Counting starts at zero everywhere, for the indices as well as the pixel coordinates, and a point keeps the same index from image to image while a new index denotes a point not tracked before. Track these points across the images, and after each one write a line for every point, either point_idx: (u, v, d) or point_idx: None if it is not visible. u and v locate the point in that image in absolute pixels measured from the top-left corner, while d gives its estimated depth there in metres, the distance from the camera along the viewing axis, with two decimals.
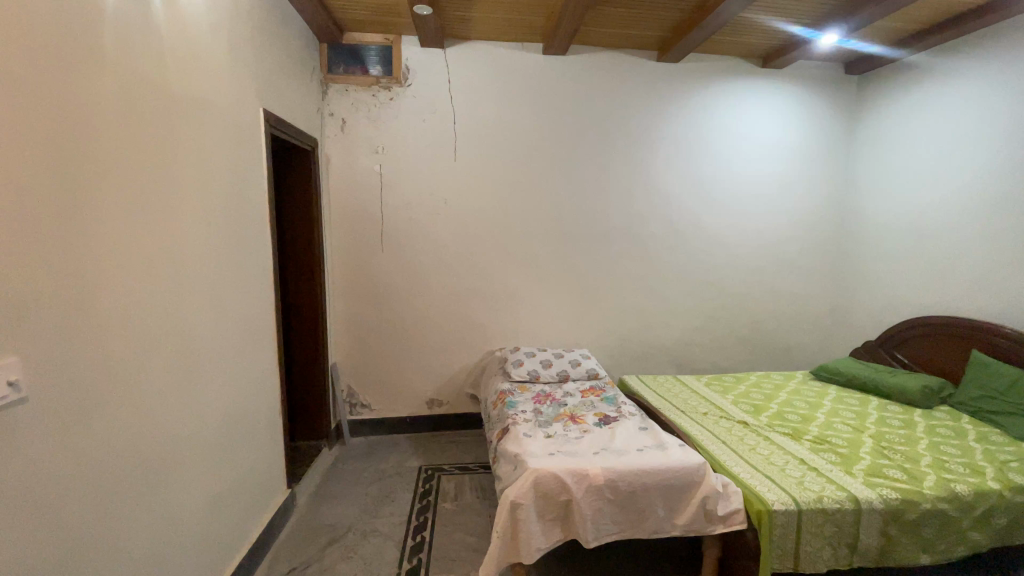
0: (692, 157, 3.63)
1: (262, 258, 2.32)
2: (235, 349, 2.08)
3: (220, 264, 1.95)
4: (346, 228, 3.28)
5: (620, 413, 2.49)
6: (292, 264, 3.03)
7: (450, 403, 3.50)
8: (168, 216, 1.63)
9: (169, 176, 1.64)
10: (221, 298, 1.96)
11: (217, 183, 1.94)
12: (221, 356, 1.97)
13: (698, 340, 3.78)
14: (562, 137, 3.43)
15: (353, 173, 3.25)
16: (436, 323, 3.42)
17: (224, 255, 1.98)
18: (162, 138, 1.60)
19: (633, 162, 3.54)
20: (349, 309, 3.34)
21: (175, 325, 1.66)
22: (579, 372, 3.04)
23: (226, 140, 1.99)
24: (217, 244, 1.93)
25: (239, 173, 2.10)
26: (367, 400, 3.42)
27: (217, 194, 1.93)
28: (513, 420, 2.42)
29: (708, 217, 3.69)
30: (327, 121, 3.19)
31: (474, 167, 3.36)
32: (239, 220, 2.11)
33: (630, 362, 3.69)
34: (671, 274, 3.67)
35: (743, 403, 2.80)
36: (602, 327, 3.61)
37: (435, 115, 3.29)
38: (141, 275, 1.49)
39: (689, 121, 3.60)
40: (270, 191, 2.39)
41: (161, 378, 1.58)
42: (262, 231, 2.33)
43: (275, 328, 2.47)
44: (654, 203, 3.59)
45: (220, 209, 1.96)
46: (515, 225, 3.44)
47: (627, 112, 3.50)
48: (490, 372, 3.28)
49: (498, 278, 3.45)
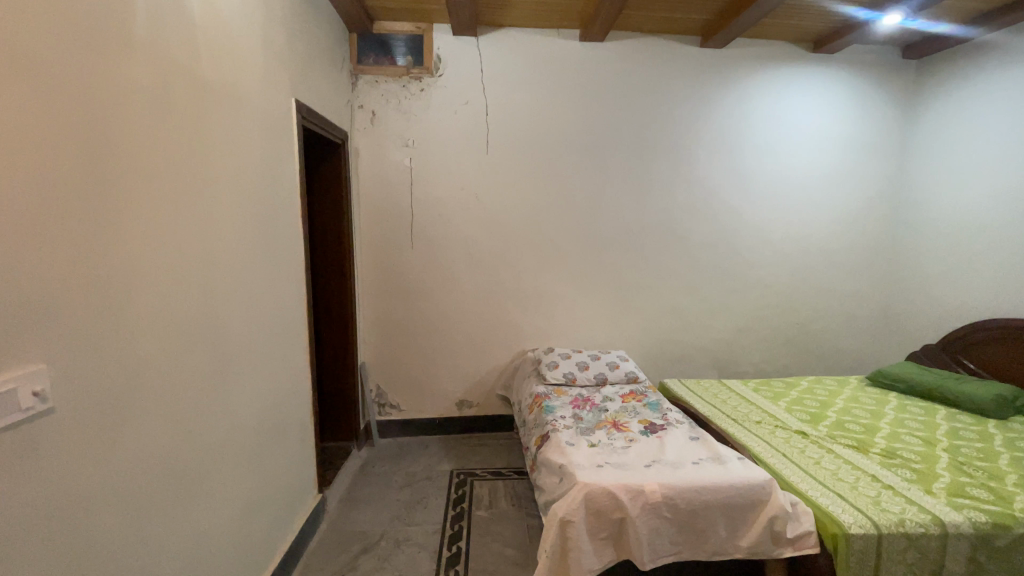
0: (737, 149, 3.43)
1: (293, 255, 2.24)
2: (266, 350, 1.99)
3: (252, 262, 1.86)
4: (376, 224, 3.18)
5: (666, 421, 2.34)
6: (321, 260, 2.94)
7: (479, 404, 3.38)
8: (200, 212, 1.54)
9: (201, 169, 1.55)
10: (252, 298, 1.87)
11: (250, 177, 1.85)
12: (253, 358, 1.88)
13: (740, 342, 3.58)
14: (599, 128, 3.27)
15: (383, 168, 3.15)
16: (467, 322, 3.30)
17: (255, 252, 1.89)
18: (194, 130, 1.51)
19: (673, 154, 3.36)
20: (378, 307, 3.25)
21: (206, 327, 1.57)
22: (618, 376, 2.89)
23: (259, 131, 1.90)
24: (248, 241, 1.84)
25: (272, 166, 2.01)
26: (396, 400, 3.33)
27: (249, 189, 1.85)
28: (553, 426, 2.29)
29: (752, 212, 3.49)
30: (357, 114, 3.09)
31: (507, 159, 3.23)
32: (272, 217, 2.02)
33: (668, 364, 3.52)
34: (713, 273, 3.48)
35: (799, 412, 2.61)
36: (639, 327, 3.45)
37: (467, 106, 3.16)
38: (171, 275, 1.40)
39: (734, 110, 3.40)
40: (301, 184, 2.30)
41: (192, 384, 1.50)
42: (294, 227, 2.24)
43: (306, 328, 2.39)
44: (694, 197, 3.40)
45: (252, 204, 1.87)
46: (549, 219, 3.29)
47: (668, 101, 3.31)
48: (522, 374, 3.14)
49: (532, 276, 3.32)
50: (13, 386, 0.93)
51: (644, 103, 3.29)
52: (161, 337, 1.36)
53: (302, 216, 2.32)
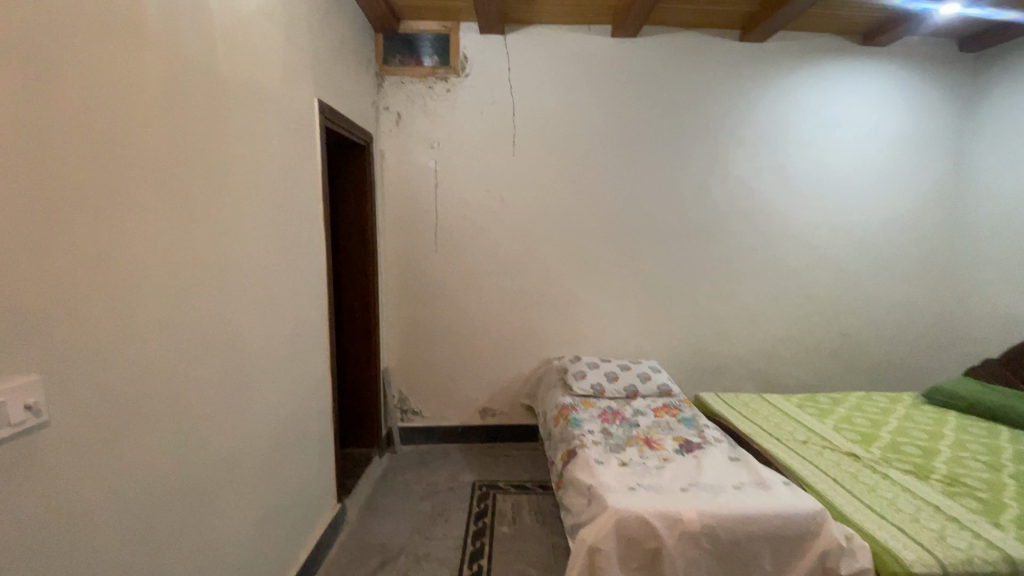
0: (778, 149, 3.24)
1: (315, 259, 2.19)
2: (284, 356, 1.94)
3: (270, 266, 1.81)
4: (400, 228, 3.13)
5: (703, 439, 2.19)
6: (345, 264, 2.89)
7: (503, 413, 3.28)
8: (215, 215, 1.49)
9: (216, 170, 1.49)
10: (270, 303, 1.82)
11: (269, 179, 1.80)
12: (269, 365, 1.83)
13: (780, 354, 3.38)
14: (630, 128, 3.14)
15: (408, 170, 3.09)
16: (491, 328, 3.21)
17: (275, 256, 1.84)
18: (210, 130, 1.46)
19: (710, 155, 3.19)
20: (402, 312, 3.19)
21: (219, 335, 1.51)
22: (649, 389, 2.74)
23: (279, 132, 1.86)
24: (266, 244, 1.78)
25: (291, 168, 1.96)
26: (419, 407, 3.26)
27: (268, 191, 1.80)
28: (580, 441, 2.17)
29: (795, 216, 3.28)
30: (382, 116, 3.05)
31: (534, 160, 3.13)
32: (292, 220, 1.97)
33: (702, 375, 3.34)
34: (751, 279, 3.29)
35: (847, 431, 2.41)
36: (671, 336, 3.29)
37: (494, 106, 3.08)
38: (184, 280, 1.35)
39: (775, 107, 3.21)
40: (324, 186, 2.25)
41: (205, 393, 1.44)
42: (316, 230, 2.19)
43: (326, 333, 2.33)
44: (732, 199, 3.23)
45: (271, 207, 1.82)
46: (577, 223, 3.17)
47: (704, 99, 3.15)
48: (547, 383, 3.02)
49: (558, 281, 3.20)
50: (4, 400, 0.86)
51: (679, 101, 3.14)
52: (172, 345, 1.30)
53: (325, 219, 2.27)
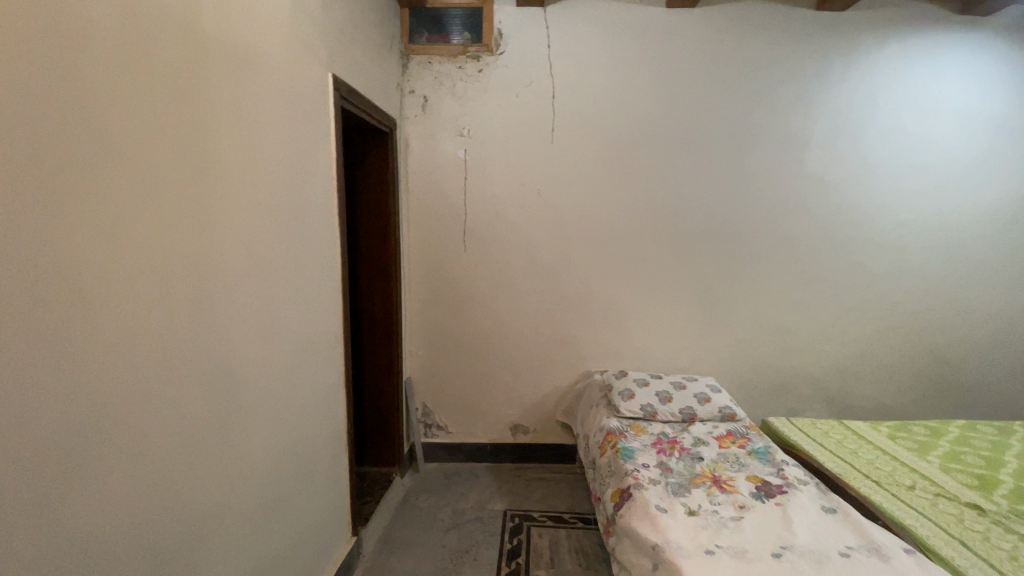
0: (860, 135, 2.79)
1: (326, 258, 1.90)
2: (288, 371, 1.65)
3: (269, 267, 1.51)
4: (425, 224, 2.83)
5: (786, 482, 1.82)
6: (364, 264, 2.60)
7: (536, 430, 2.95)
8: (201, 206, 1.18)
9: (204, 147, 1.19)
10: (269, 312, 1.52)
11: (269, 163, 1.50)
12: (268, 385, 1.53)
13: (855, 371, 2.94)
14: (686, 112, 2.75)
15: (434, 160, 2.79)
16: (524, 337, 2.89)
17: (276, 256, 1.54)
18: (194, 98, 1.15)
19: (779, 142, 2.78)
20: (426, 318, 2.89)
21: (205, 354, 1.21)
22: (709, 412, 2.37)
23: (282, 107, 1.55)
24: (265, 241, 1.48)
25: (298, 150, 1.66)
26: (444, 421, 2.96)
27: (270, 179, 1.50)
28: (635, 480, 1.83)
29: (878, 213, 2.83)
30: (407, 99, 2.75)
31: (576, 149, 2.78)
32: (297, 212, 1.67)
33: (764, 394, 2.93)
34: (823, 286, 2.87)
35: (960, 473, 1.99)
36: (727, 350, 2.90)
37: (531, 88, 2.74)
38: (157, 288, 1.04)
39: (858, 87, 2.76)
40: (340, 174, 1.96)
41: (185, 429, 1.14)
42: (328, 225, 1.90)
43: (340, 343, 2.05)
44: (804, 193, 2.81)
45: (273, 197, 1.52)
46: (623, 220, 2.81)
47: (773, 78, 2.74)
48: (588, 401, 2.67)
49: (600, 286, 2.85)
50: None
51: (745, 80, 2.74)
52: (142, 372, 1.00)
53: (340, 213, 1.98)
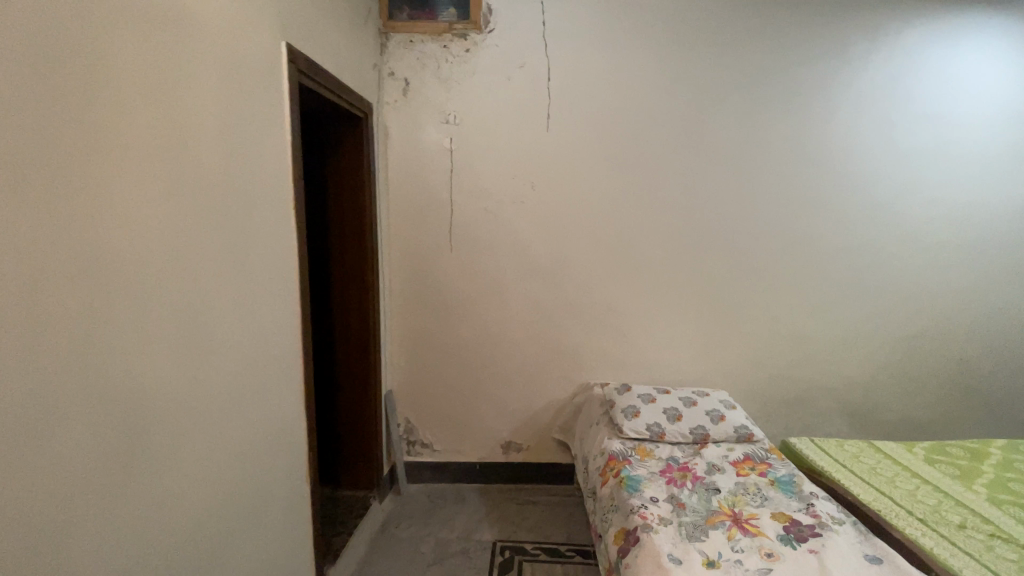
0: (888, 123, 2.51)
1: (284, 259, 1.61)
2: (233, 399, 1.36)
3: (208, 272, 1.23)
4: (408, 221, 2.56)
5: (819, 522, 1.56)
6: (337, 266, 2.33)
7: (530, 448, 2.69)
8: (98, 198, 0.90)
9: (102, 117, 0.91)
10: (207, 327, 1.23)
11: (207, 145, 1.22)
12: (208, 417, 1.25)
13: (879, 383, 2.68)
14: (696, 97, 2.48)
15: (417, 150, 2.52)
16: (517, 345, 2.62)
17: (215, 258, 1.26)
18: (88, 54, 0.88)
19: (799, 131, 2.51)
20: (409, 325, 2.62)
21: (106, 393, 0.93)
22: (723, 433, 2.11)
23: (223, 77, 1.27)
24: (202, 240, 1.20)
25: (244, 130, 1.37)
26: (429, 438, 2.69)
27: (208, 166, 1.22)
28: (643, 519, 1.57)
29: (907, 209, 2.56)
30: (386, 83, 2.48)
31: (573, 138, 2.51)
32: (244, 205, 1.38)
33: (779, 407, 2.68)
34: (846, 289, 2.61)
35: (1015, 507, 1.72)
36: (740, 359, 2.64)
37: (524, 70, 2.47)
38: (17, 305, 0.75)
39: (888, 68, 2.48)
40: (297, 163, 1.65)
41: (77, 489, 0.86)
42: (285, 221, 1.61)
43: (299, 361, 1.75)
44: (825, 188, 2.54)
45: (212, 186, 1.24)
46: (627, 217, 2.55)
47: (792, 59, 2.47)
48: (587, 417, 2.41)
49: (602, 290, 2.59)
50: None
51: (760, 60, 2.46)
52: None
53: (297, 209, 1.66)
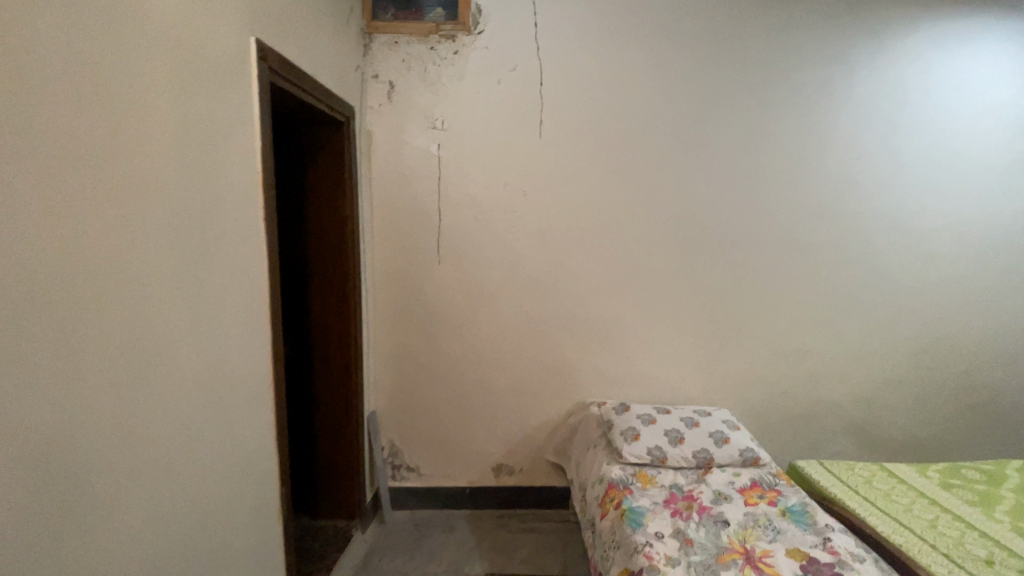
0: (891, 130, 2.43)
1: (253, 276, 1.45)
2: (192, 435, 1.20)
3: (160, 293, 1.07)
4: (393, 231, 2.42)
5: (838, 561, 1.43)
6: (316, 280, 2.18)
7: (522, 471, 2.54)
8: (12, 205, 0.75)
9: (21, 115, 0.76)
10: (158, 357, 1.08)
11: (161, 147, 1.07)
12: (162, 459, 1.09)
13: (883, 399, 2.59)
14: (694, 103, 2.38)
15: (402, 157, 2.38)
16: (509, 362, 2.49)
17: (170, 277, 1.11)
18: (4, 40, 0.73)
19: (799, 139, 2.42)
20: (394, 341, 2.47)
21: (24, 437, 0.78)
22: (728, 457, 1.98)
23: (181, 72, 1.13)
24: (153, 257, 1.05)
25: (206, 132, 1.22)
26: (415, 461, 2.54)
27: (163, 171, 1.08)
28: (648, 560, 1.44)
29: (910, 219, 2.48)
30: (369, 85, 2.34)
31: (566, 145, 2.39)
32: (206, 215, 1.23)
33: (782, 425, 2.57)
34: (849, 302, 2.52)
35: None
36: (741, 376, 2.53)
37: (515, 74, 2.36)
38: None
39: (891, 75, 2.40)
40: (266, 169, 1.48)
41: None
42: (255, 233, 1.45)
43: (269, 389, 1.57)
44: (827, 197, 2.45)
45: (167, 195, 1.09)
46: (623, 227, 2.44)
47: (793, 65, 2.38)
48: (583, 440, 2.27)
49: (597, 303, 2.47)
50: None
51: (760, 65, 2.37)
52: None
53: (267, 220, 1.50)
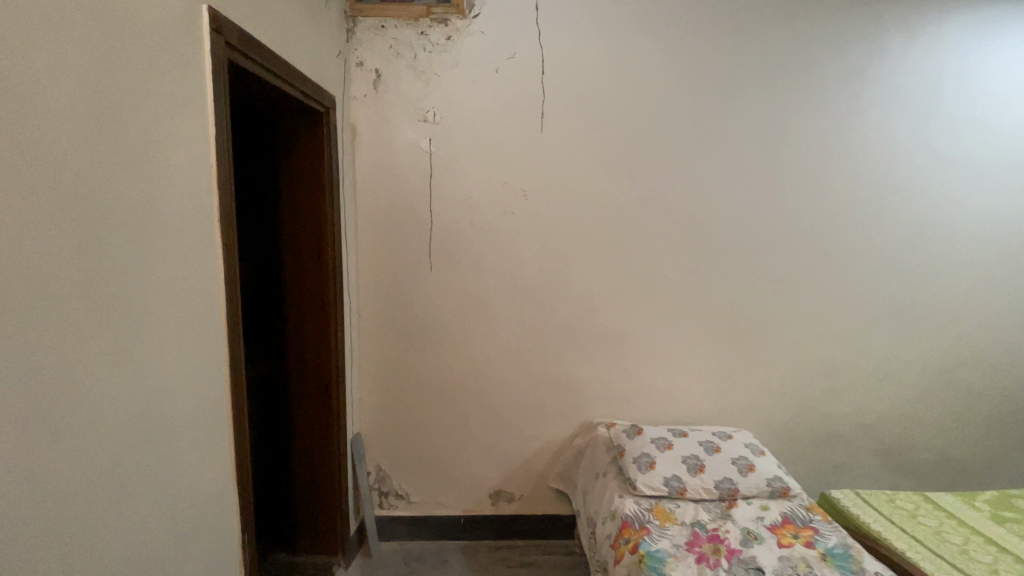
0: (921, 125, 2.24)
1: (208, 288, 1.20)
2: (136, 488, 0.97)
3: (86, 317, 0.85)
4: (381, 235, 2.19)
5: None
6: (292, 289, 1.95)
7: (522, 497, 2.32)
8: None
9: None
10: (87, 400, 0.85)
11: (93, 136, 0.85)
12: (90, 524, 0.86)
13: (914, 416, 2.39)
14: (708, 94, 2.18)
15: (390, 153, 2.16)
16: (508, 378, 2.26)
17: (102, 293, 0.88)
18: None
19: (822, 134, 2.22)
20: (380, 356, 2.24)
21: None
22: (754, 487, 1.77)
23: (118, 40, 0.90)
24: (80, 274, 0.83)
25: (152, 114, 1.00)
26: (405, 488, 2.31)
27: (96, 165, 0.86)
28: None
29: (942, 221, 2.29)
30: (353, 74, 2.12)
31: (571, 141, 2.18)
32: (154, 216, 1.01)
33: (805, 445, 2.36)
34: (878, 312, 2.32)
35: None
36: (761, 392, 2.32)
37: (514, 62, 2.14)
38: None
39: (921, 65, 2.21)
40: (221, 159, 1.22)
41: None
42: (210, 237, 1.20)
43: (228, 427, 1.30)
44: (852, 198, 2.25)
45: (102, 197, 0.87)
46: (634, 231, 2.22)
47: (816, 54, 2.18)
48: (591, 465, 2.05)
49: (605, 314, 2.25)
50: None
51: (781, 53, 2.17)
52: None
53: (223, 223, 1.24)
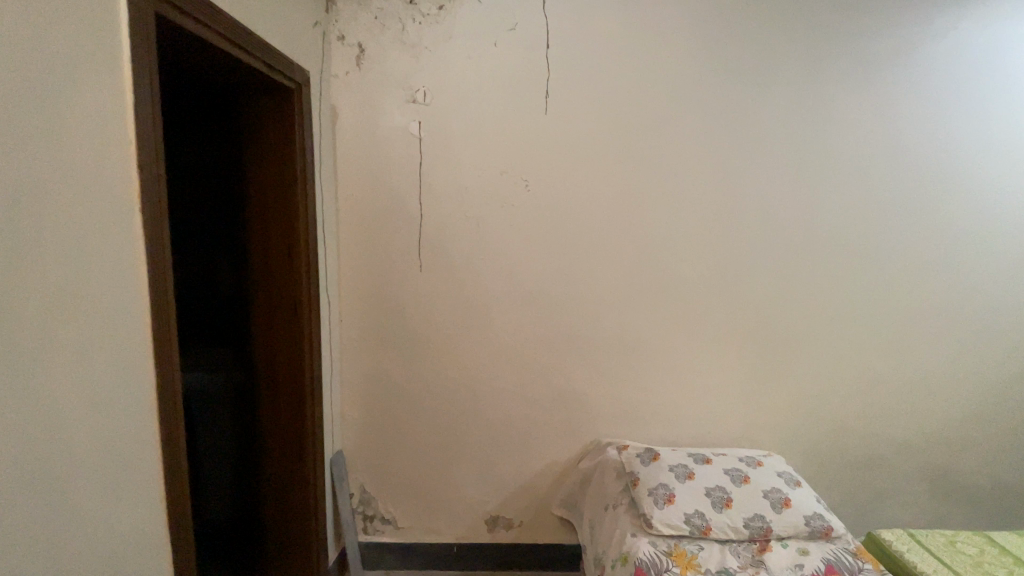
0: (979, 108, 1.95)
1: (130, 298, 0.96)
2: (9, 561, 0.75)
3: None
4: (366, 232, 1.96)
5: None
6: (262, 291, 1.73)
7: (523, 524, 2.09)
8: None
9: None
10: None
11: None
12: None
13: (964, 437, 2.12)
14: (736, 71, 1.91)
15: (376, 139, 1.92)
16: (506, 391, 2.03)
17: None
18: None
19: (864, 119, 1.94)
20: (364, 366, 2.01)
21: None
22: (790, 527, 1.52)
23: None
24: None
25: (18, 68, 0.75)
26: (392, 511, 2.09)
27: None
28: None
29: (1000, 218, 2.00)
30: (334, 49, 1.88)
31: (579, 124, 1.93)
32: (28, 205, 0.76)
33: (840, 469, 2.11)
34: (926, 321, 2.05)
35: None
36: (791, 410, 2.07)
37: (515, 34, 1.89)
38: None
39: (980, 39, 1.92)
40: (140, 137, 0.96)
41: None
42: (129, 235, 0.95)
43: (159, 473, 1.03)
44: (897, 192, 1.98)
45: None
46: (650, 227, 1.97)
47: (859, 26, 1.90)
48: (598, 492, 1.82)
49: (616, 320, 2.00)
50: None
51: (819, 23, 1.89)
52: None
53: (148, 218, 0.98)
